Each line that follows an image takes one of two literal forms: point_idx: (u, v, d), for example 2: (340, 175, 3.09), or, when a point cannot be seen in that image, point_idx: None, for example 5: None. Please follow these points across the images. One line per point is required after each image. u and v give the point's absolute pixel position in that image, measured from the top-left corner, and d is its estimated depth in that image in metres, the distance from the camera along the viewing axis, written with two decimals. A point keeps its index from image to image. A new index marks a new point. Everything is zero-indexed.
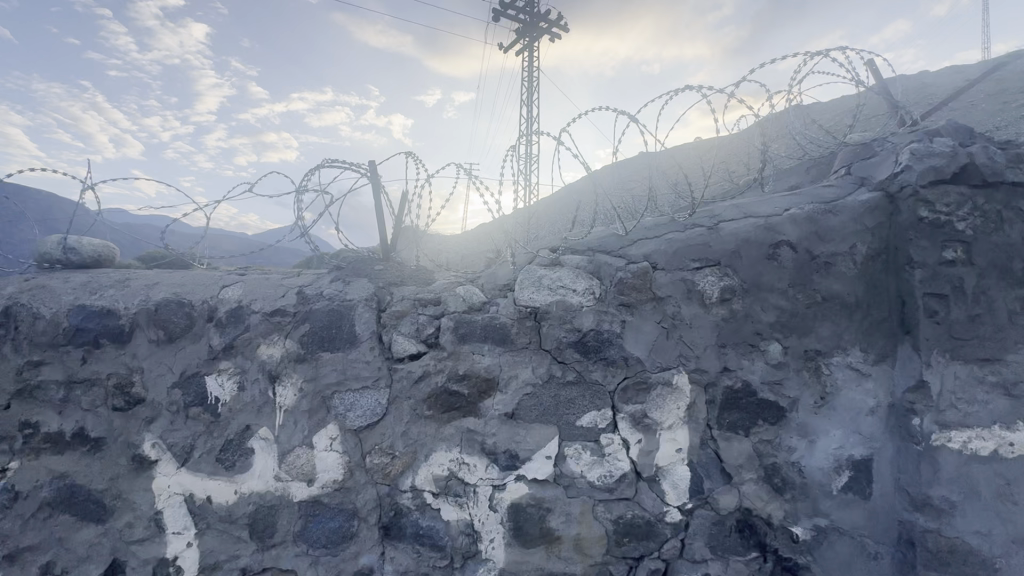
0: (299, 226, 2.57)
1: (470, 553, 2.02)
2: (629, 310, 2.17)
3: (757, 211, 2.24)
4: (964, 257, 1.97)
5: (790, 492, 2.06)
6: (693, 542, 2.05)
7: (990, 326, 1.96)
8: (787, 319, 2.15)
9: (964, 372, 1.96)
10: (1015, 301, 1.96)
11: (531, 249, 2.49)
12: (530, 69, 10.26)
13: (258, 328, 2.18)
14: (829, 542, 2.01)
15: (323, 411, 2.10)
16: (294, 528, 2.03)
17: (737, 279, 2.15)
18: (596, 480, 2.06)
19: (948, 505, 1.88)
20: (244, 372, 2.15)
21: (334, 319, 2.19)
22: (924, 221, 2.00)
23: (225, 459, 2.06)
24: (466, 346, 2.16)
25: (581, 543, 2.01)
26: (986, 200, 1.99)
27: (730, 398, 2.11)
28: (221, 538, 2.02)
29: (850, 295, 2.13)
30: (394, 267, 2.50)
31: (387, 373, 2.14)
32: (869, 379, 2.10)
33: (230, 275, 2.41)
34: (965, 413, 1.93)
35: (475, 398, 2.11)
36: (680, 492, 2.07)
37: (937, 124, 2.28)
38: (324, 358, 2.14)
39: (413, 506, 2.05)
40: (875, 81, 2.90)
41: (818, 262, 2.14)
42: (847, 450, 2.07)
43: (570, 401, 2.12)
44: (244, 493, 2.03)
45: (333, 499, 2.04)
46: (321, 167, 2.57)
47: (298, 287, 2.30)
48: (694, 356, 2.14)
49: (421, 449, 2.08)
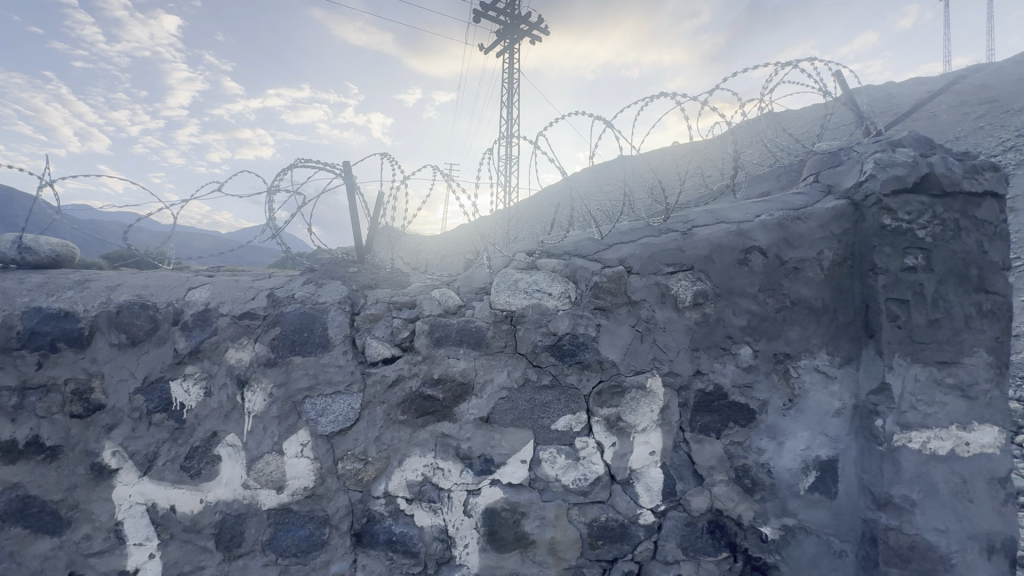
0: (270, 226, 2.51)
1: (444, 559, 2.00)
2: (604, 314, 2.18)
3: (729, 217, 2.28)
4: (924, 264, 2.04)
5: (760, 493, 2.10)
6: (666, 544, 2.07)
7: (948, 330, 2.04)
8: (757, 322, 2.19)
9: (925, 374, 2.02)
10: (971, 306, 2.05)
11: (507, 252, 2.48)
12: (511, 69, 10.31)
13: (226, 332, 2.12)
14: (797, 542, 2.06)
15: (294, 417, 2.05)
16: (263, 537, 1.97)
17: (710, 284, 2.19)
18: (571, 483, 2.07)
19: (909, 504, 1.95)
20: (211, 376, 2.09)
21: (306, 321, 2.14)
22: (888, 228, 2.07)
23: (190, 467, 1.99)
24: (441, 350, 2.14)
25: (556, 546, 2.01)
26: (945, 209, 2.07)
27: (702, 401, 2.15)
28: (185, 549, 1.95)
29: (817, 300, 2.19)
30: (369, 269, 2.47)
31: (361, 378, 2.10)
32: (835, 381, 2.16)
33: (198, 277, 2.34)
34: (926, 414, 2.00)
35: (450, 402, 2.10)
36: (653, 494, 2.09)
37: (900, 134, 2.36)
38: (296, 362, 2.09)
39: (386, 513, 2.01)
40: (842, 91, 2.99)
41: (787, 268, 2.19)
42: (814, 451, 2.12)
43: (546, 405, 2.12)
44: (211, 502, 1.97)
45: (303, 507, 2.00)
46: (293, 166, 2.50)
47: (269, 289, 2.25)
48: (667, 360, 2.16)
49: (395, 454, 2.05)
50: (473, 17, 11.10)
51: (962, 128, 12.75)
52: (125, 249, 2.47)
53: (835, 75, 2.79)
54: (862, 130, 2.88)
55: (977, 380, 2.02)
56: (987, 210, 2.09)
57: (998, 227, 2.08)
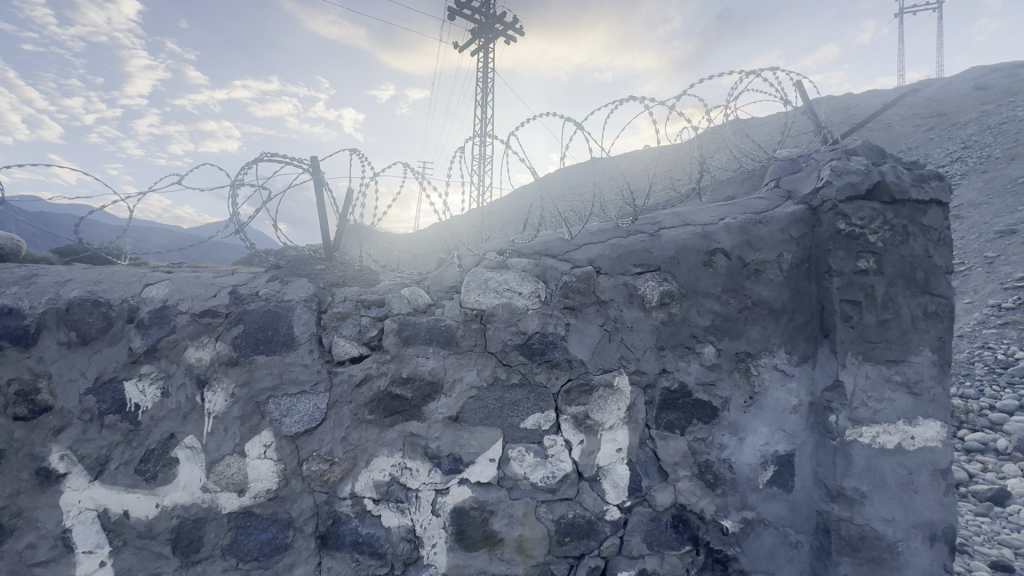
0: (234, 221, 2.43)
1: (412, 559, 1.99)
2: (573, 313, 2.21)
3: (694, 220, 2.34)
4: (875, 267, 2.15)
5: (721, 487, 2.17)
6: (632, 539, 2.11)
7: (897, 330, 2.15)
8: (720, 322, 2.26)
9: (874, 372, 2.13)
10: (917, 307, 2.17)
11: (478, 251, 2.48)
12: (486, 69, 10.33)
13: (185, 330, 2.05)
14: (755, 534, 2.15)
15: (257, 417, 2.00)
16: (223, 541, 1.92)
17: (676, 285, 2.24)
18: (539, 481, 2.08)
19: (860, 496, 2.05)
20: (169, 376, 2.01)
21: (270, 320, 2.09)
22: (842, 233, 2.16)
23: (145, 471, 1.92)
24: (410, 349, 2.12)
25: (524, 544, 2.03)
26: (895, 216, 2.18)
27: (668, 399, 2.20)
28: (140, 555, 1.87)
29: (777, 301, 2.27)
30: (337, 267, 2.42)
31: (327, 377, 2.06)
32: (793, 379, 2.25)
33: (156, 272, 2.25)
34: (875, 410, 2.10)
35: (419, 401, 2.08)
36: (619, 490, 2.13)
37: (855, 143, 2.47)
38: (259, 361, 2.04)
39: (352, 514, 1.98)
40: (803, 100, 3.11)
41: (749, 269, 2.27)
42: (773, 446, 2.20)
43: (515, 403, 2.13)
44: (167, 507, 1.90)
45: (266, 509, 1.95)
46: (258, 160, 2.43)
47: (231, 286, 2.18)
48: (634, 358, 2.20)
49: (362, 455, 2.02)
50: (447, 15, 11.06)
51: (913, 139, 13.45)
52: (76, 242, 2.35)
53: (795, 85, 2.90)
54: (820, 138, 3.00)
55: (922, 377, 2.14)
56: (932, 217, 2.21)
57: (942, 233, 2.21)
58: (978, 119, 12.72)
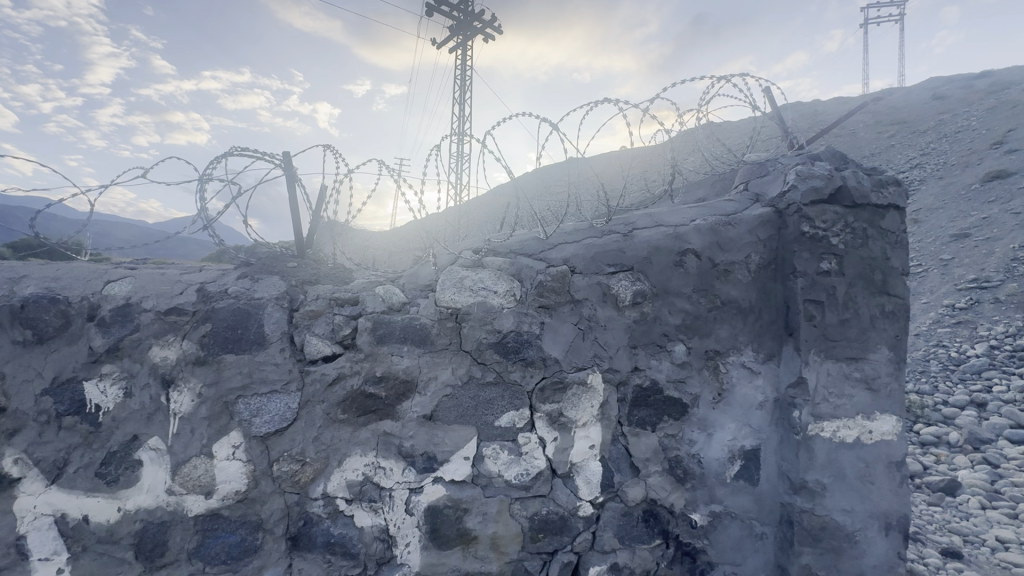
0: (201, 217, 2.37)
1: (385, 559, 1.98)
2: (547, 312, 2.23)
3: (667, 220, 2.40)
4: (837, 268, 2.23)
5: (690, 482, 2.23)
6: (604, 534, 2.14)
7: (856, 329, 2.24)
8: (691, 321, 2.31)
9: (835, 370, 2.22)
10: (875, 307, 2.27)
11: (454, 250, 2.48)
12: (464, 67, 10.30)
13: (149, 328, 1.98)
14: (723, 526, 2.21)
15: (225, 418, 1.95)
16: (189, 545, 1.87)
17: (648, 284, 2.29)
18: (513, 478, 2.10)
19: (821, 488, 2.13)
20: (132, 376, 1.95)
21: (239, 318, 2.04)
22: (807, 235, 2.24)
23: (106, 474, 1.85)
24: (384, 347, 2.11)
25: (497, 541, 2.04)
26: (856, 219, 2.27)
27: (640, 396, 2.24)
28: (100, 561, 1.81)
29: (744, 300, 2.34)
30: (310, 265, 2.39)
31: (299, 376, 2.03)
32: (759, 376, 2.32)
33: (118, 269, 2.17)
34: (836, 405, 2.19)
35: (393, 400, 2.07)
36: (592, 487, 2.16)
37: (820, 148, 2.55)
38: (228, 360, 1.99)
39: (324, 514, 1.96)
40: (772, 106, 3.20)
41: (718, 270, 2.33)
42: (740, 441, 2.27)
43: (489, 402, 2.14)
44: (130, 510, 1.85)
45: (234, 512, 1.91)
46: (228, 154, 2.40)
47: (199, 284, 2.13)
48: (607, 357, 2.24)
49: (335, 455, 2.00)
50: (425, 10, 10.97)
51: (876, 145, 13.98)
52: (32, 236, 2.25)
53: (763, 90, 2.99)
54: (787, 143, 3.10)
55: (879, 374, 2.25)
56: (890, 221, 2.32)
57: (898, 237, 2.32)
58: (935, 128, 13.33)
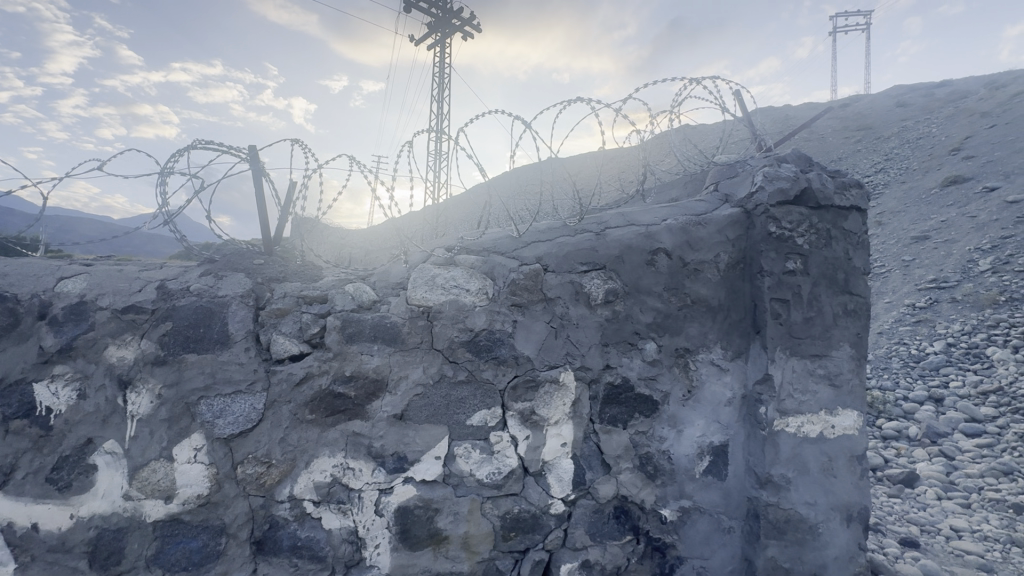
0: (163, 212, 2.29)
1: (353, 561, 1.94)
2: (520, 310, 2.23)
3: (639, 220, 2.42)
4: (801, 268, 2.30)
5: (661, 478, 2.26)
6: (575, 531, 2.15)
7: (820, 327, 2.31)
8: (661, 319, 2.34)
9: (800, 366, 2.27)
10: (838, 306, 2.34)
11: (427, 248, 2.45)
12: (442, 64, 10.23)
13: (105, 328, 1.90)
14: (692, 521, 2.25)
15: (186, 419, 1.89)
16: (147, 552, 1.80)
17: (620, 282, 2.31)
18: (484, 477, 2.09)
19: (786, 482, 2.19)
20: (86, 377, 1.87)
21: (202, 316, 1.98)
22: (773, 235, 2.29)
23: (58, 480, 1.78)
24: (354, 346, 2.07)
25: (469, 541, 2.03)
26: (820, 220, 2.34)
27: (611, 393, 2.26)
28: (51, 571, 1.73)
29: (714, 299, 2.38)
30: (278, 262, 2.33)
31: (264, 376, 1.98)
32: (727, 373, 2.36)
33: (72, 265, 2.08)
34: (800, 401, 2.25)
35: (363, 400, 2.04)
36: (564, 484, 2.17)
37: (787, 151, 2.61)
38: (190, 360, 1.93)
39: (290, 517, 1.92)
40: (742, 108, 3.27)
41: (688, 269, 2.36)
42: (708, 437, 2.31)
43: (461, 400, 2.12)
44: (84, 517, 1.77)
45: (196, 517, 1.85)
46: (191, 148, 2.35)
47: (160, 280, 2.05)
48: (579, 355, 2.25)
49: (302, 456, 1.95)
50: (402, 6, 10.84)
51: (843, 150, 14.46)
52: None
53: (732, 94, 3.05)
54: (756, 145, 3.17)
55: (842, 370, 2.31)
56: (852, 222, 2.39)
57: (860, 237, 2.40)
58: (899, 135, 13.85)
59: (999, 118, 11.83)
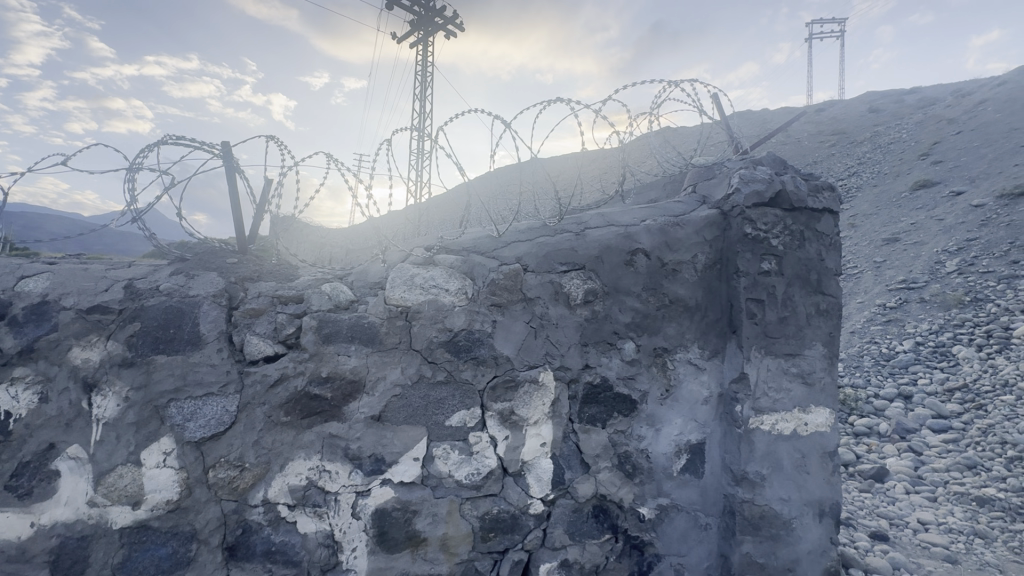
0: (131, 209, 2.22)
1: (329, 565, 1.91)
2: (500, 310, 2.22)
3: (618, 220, 2.44)
4: (776, 268, 2.34)
5: (639, 477, 2.28)
6: (555, 531, 2.15)
7: (794, 326, 2.35)
8: (640, 319, 2.36)
9: (774, 365, 2.32)
10: (811, 305, 2.39)
11: (405, 248, 2.43)
12: (424, 62, 10.18)
13: (69, 328, 1.83)
14: (669, 519, 2.27)
15: (155, 423, 1.83)
16: (113, 560, 1.74)
17: (599, 282, 2.32)
18: (463, 478, 2.08)
19: (760, 478, 2.23)
20: (49, 380, 1.80)
21: (172, 317, 1.92)
22: (749, 236, 2.33)
23: (18, 487, 1.70)
24: (330, 347, 2.03)
25: (447, 542, 2.01)
26: (794, 221, 2.39)
27: (590, 393, 2.27)
28: None
29: (691, 299, 2.41)
30: (252, 261, 2.28)
31: (237, 378, 1.93)
32: (704, 372, 2.39)
33: (35, 263, 2.01)
34: (775, 399, 2.30)
35: (339, 401, 2.01)
36: (543, 484, 2.17)
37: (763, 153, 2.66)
38: (159, 362, 1.87)
39: (264, 521, 1.88)
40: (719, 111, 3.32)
41: (667, 269, 2.39)
42: (686, 436, 2.34)
43: (440, 401, 2.11)
44: (46, 525, 1.71)
45: (165, 523, 1.80)
46: (161, 143, 2.28)
47: (128, 280, 1.99)
48: (558, 355, 2.25)
49: (276, 459, 1.91)
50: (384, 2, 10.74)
51: (818, 153, 14.81)
52: None
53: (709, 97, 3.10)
54: (733, 148, 3.22)
55: (815, 368, 2.37)
56: (824, 224, 2.45)
57: (832, 239, 2.46)
58: (871, 139, 14.25)
59: (965, 125, 12.27)
